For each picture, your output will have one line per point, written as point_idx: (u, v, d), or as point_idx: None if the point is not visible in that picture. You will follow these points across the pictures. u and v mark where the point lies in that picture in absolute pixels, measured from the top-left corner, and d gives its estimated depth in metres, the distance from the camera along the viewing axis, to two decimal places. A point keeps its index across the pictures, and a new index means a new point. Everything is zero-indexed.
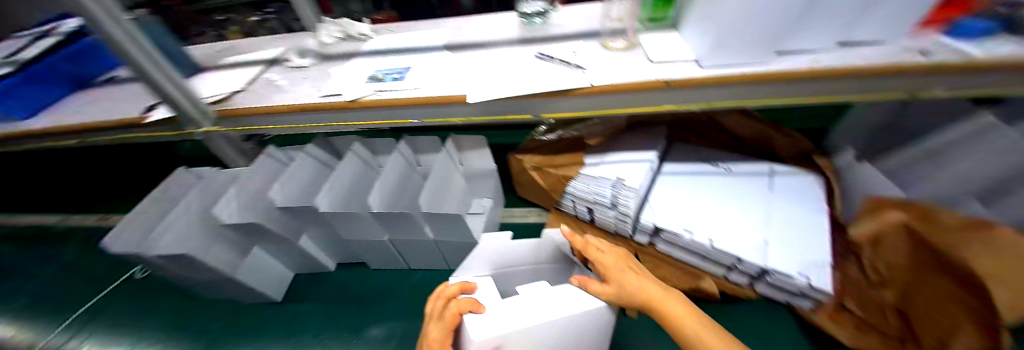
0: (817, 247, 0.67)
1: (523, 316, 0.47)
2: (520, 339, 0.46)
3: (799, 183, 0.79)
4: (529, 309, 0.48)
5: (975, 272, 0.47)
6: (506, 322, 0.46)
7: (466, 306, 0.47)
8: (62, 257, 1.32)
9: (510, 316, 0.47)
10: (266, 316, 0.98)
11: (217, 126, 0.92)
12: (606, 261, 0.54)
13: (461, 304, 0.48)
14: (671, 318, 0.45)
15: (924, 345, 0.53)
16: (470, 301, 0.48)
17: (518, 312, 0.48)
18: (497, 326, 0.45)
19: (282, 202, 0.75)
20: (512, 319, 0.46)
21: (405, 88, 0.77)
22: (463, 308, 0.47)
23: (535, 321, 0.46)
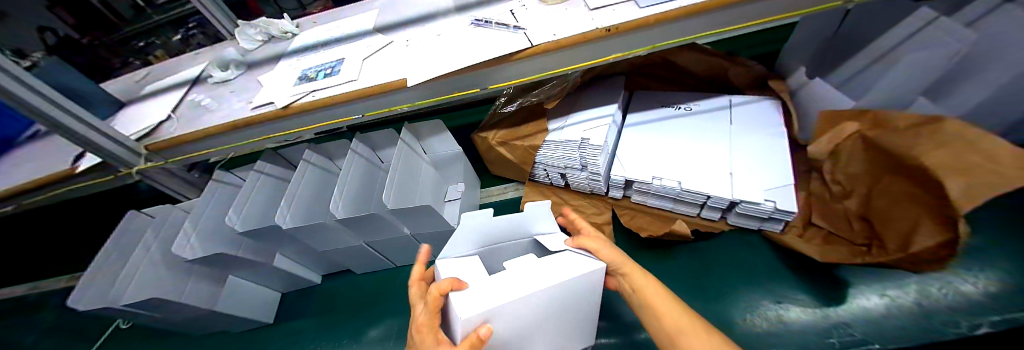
0: (780, 170, 0.68)
1: (507, 288, 0.45)
2: (506, 312, 0.45)
3: (759, 110, 0.79)
4: (514, 281, 0.47)
5: (925, 165, 0.48)
6: (491, 296, 0.44)
7: (448, 285, 0.44)
8: (30, 328, 1.23)
9: (494, 289, 0.45)
10: (264, 341, 0.95)
11: (153, 162, 0.83)
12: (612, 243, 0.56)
13: (442, 284, 0.43)
14: (658, 313, 0.49)
15: (890, 246, 0.56)
16: (451, 279, 0.44)
17: (503, 285, 0.46)
18: (483, 301, 0.43)
19: (243, 226, 0.69)
20: (496, 293, 0.45)
21: (340, 83, 0.71)
22: (446, 289, 0.43)
23: (520, 292, 0.45)
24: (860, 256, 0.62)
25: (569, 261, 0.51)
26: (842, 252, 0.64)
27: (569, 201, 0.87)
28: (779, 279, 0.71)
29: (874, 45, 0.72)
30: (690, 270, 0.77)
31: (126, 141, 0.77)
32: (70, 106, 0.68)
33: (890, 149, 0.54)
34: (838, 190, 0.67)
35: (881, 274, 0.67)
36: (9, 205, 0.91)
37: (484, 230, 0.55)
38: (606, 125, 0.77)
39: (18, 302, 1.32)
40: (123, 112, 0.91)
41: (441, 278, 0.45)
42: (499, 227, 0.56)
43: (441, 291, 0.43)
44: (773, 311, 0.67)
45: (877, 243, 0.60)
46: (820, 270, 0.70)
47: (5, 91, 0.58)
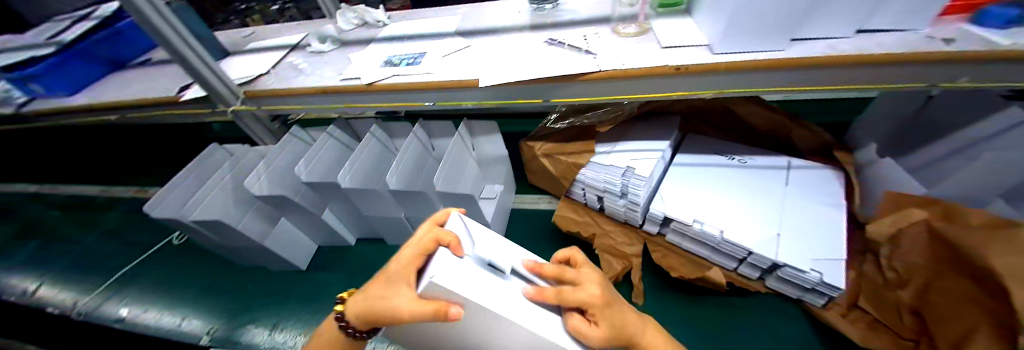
0: (833, 242, 0.66)
1: (492, 295, 0.39)
2: (479, 309, 0.39)
3: (816, 178, 0.78)
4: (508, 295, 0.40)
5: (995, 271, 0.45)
6: (475, 290, 0.38)
7: (449, 238, 0.42)
8: (97, 225, 1.41)
9: (481, 284, 0.39)
10: (293, 284, 1.03)
11: (246, 105, 0.95)
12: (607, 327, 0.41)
13: (443, 233, 0.43)
14: None
15: (939, 344, 0.53)
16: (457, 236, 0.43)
17: (491, 286, 0.40)
18: (464, 286, 0.38)
19: (307, 177, 0.78)
20: (480, 289, 0.39)
21: (419, 72, 0.79)
22: (443, 240, 0.42)
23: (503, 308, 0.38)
24: None
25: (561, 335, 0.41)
26: (882, 340, 0.60)
27: (600, 224, 0.87)
28: None
29: (959, 133, 0.68)
30: (712, 319, 0.75)
31: (230, 84, 0.90)
32: (195, 47, 0.81)
33: (958, 244, 0.51)
34: (893, 278, 0.62)
35: None
36: (117, 114, 1.07)
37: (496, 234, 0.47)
38: (654, 159, 0.78)
39: (94, 200, 1.52)
40: (232, 59, 1.06)
41: (446, 229, 0.44)
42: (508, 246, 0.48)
43: (440, 239, 0.43)
44: None
45: (927, 342, 0.56)
46: None
47: (146, 19, 0.71)
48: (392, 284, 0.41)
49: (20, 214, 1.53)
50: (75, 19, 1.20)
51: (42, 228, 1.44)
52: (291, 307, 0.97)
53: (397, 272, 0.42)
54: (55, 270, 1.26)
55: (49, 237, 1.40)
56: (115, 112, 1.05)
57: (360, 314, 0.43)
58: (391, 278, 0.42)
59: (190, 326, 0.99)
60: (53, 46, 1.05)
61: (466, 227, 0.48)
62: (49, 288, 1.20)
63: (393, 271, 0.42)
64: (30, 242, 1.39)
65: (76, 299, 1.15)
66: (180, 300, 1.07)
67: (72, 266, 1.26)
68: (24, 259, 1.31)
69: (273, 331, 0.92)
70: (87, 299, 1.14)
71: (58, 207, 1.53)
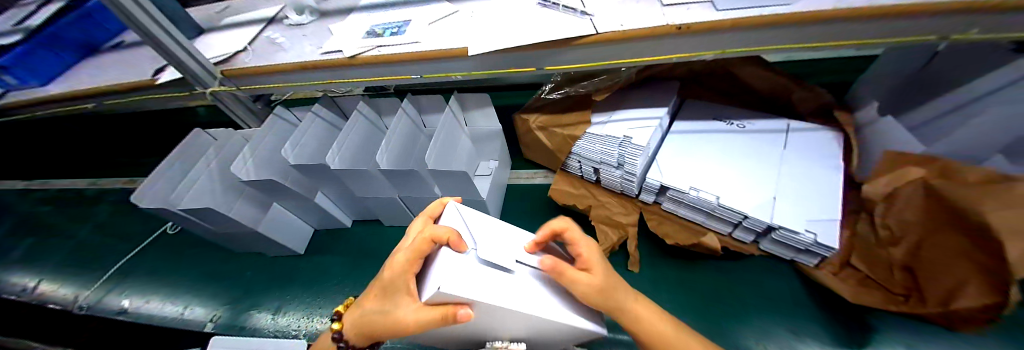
0: (828, 203, 0.65)
1: (494, 293, 0.37)
2: (492, 308, 0.38)
3: (817, 140, 0.76)
4: (511, 289, 0.39)
5: (992, 228, 0.44)
6: (479, 290, 0.36)
7: (446, 236, 0.40)
8: (89, 219, 1.40)
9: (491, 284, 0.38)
10: (294, 267, 1.04)
11: (224, 87, 0.90)
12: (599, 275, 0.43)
13: (439, 232, 0.41)
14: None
15: (931, 299, 0.54)
16: (454, 231, 0.41)
17: (491, 284, 0.38)
18: (469, 288, 0.36)
19: (294, 160, 0.76)
20: (483, 288, 0.37)
21: (404, 43, 0.74)
22: (440, 238, 0.40)
23: (508, 303, 0.37)
24: (894, 304, 0.61)
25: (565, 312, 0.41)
26: (874, 297, 0.62)
27: (596, 195, 0.86)
28: (803, 314, 0.69)
29: (962, 87, 0.65)
30: (701, 282, 0.77)
31: (208, 66, 0.85)
32: (162, 20, 0.76)
33: (949, 199, 0.51)
34: (885, 236, 0.62)
35: (912, 329, 0.63)
36: (92, 103, 1.02)
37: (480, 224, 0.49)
38: (652, 127, 0.75)
39: (83, 193, 1.49)
40: (206, 38, 1.00)
41: (443, 224, 0.42)
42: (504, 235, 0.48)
43: (435, 238, 0.40)
44: (787, 342, 0.66)
45: (918, 296, 0.57)
46: (848, 313, 0.67)
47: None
48: (394, 294, 0.41)
49: (11, 211, 1.51)
50: (32, 2, 1.12)
51: (35, 224, 1.43)
52: (293, 290, 0.98)
53: (397, 281, 0.41)
54: (53, 265, 1.26)
55: (43, 232, 1.39)
56: (89, 100, 1.00)
57: (366, 329, 0.43)
58: (393, 288, 0.41)
59: (195, 313, 1.01)
60: (22, 33, 0.99)
61: (462, 222, 0.49)
62: (51, 283, 1.21)
63: (393, 280, 0.41)
64: (25, 239, 1.38)
65: (80, 292, 1.16)
66: (182, 288, 1.08)
67: (71, 260, 1.26)
68: (23, 256, 1.31)
69: (277, 315, 0.94)
70: (90, 291, 1.15)
71: (47, 202, 1.51)
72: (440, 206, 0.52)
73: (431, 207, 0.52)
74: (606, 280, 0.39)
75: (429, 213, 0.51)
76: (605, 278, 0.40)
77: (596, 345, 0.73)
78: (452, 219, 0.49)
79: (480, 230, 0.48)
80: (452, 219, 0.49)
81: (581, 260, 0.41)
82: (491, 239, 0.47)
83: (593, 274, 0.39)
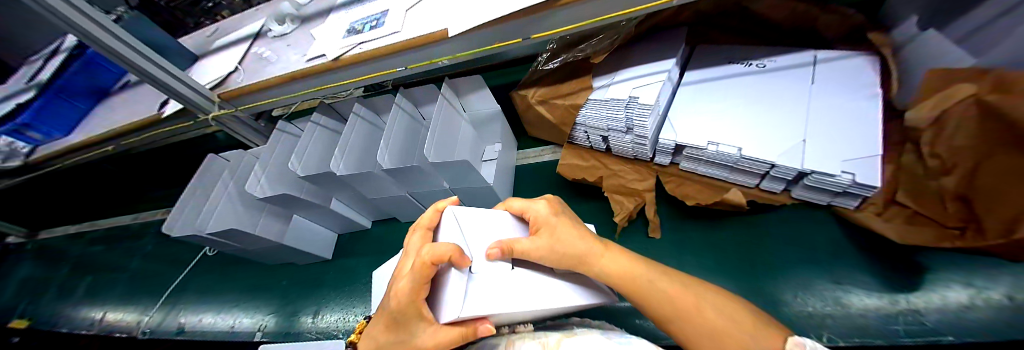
0: (868, 137, 0.59)
1: (504, 302, 0.42)
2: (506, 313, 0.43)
3: (848, 69, 0.68)
4: (517, 290, 0.45)
5: None
6: (491, 302, 0.42)
7: (450, 255, 0.38)
8: (138, 251, 1.52)
9: (503, 296, 0.43)
10: (324, 273, 1.08)
11: (225, 110, 0.92)
12: (562, 234, 0.45)
13: (442, 252, 0.38)
14: (660, 315, 0.42)
15: (987, 230, 0.49)
16: (456, 248, 0.39)
17: (498, 291, 0.44)
18: (483, 304, 0.41)
19: (303, 172, 0.76)
20: (497, 298, 0.42)
21: (385, 35, 0.72)
22: (443, 258, 0.38)
23: (515, 307, 0.42)
24: (948, 242, 0.55)
25: (565, 291, 0.47)
26: (924, 236, 0.57)
27: (608, 165, 0.82)
28: (844, 260, 0.65)
29: None
30: (725, 242, 0.73)
31: (204, 91, 0.86)
32: (155, 57, 0.76)
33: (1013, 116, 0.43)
34: (936, 165, 0.55)
35: (968, 263, 0.57)
36: (112, 145, 1.07)
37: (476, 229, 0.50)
38: (659, 83, 0.69)
39: (128, 228, 1.61)
40: (202, 63, 1.00)
41: (442, 242, 0.39)
42: (497, 234, 0.51)
43: (437, 258, 0.37)
44: (829, 292, 0.62)
45: (977, 229, 0.51)
46: (895, 256, 0.62)
47: (87, 34, 0.65)
48: (407, 323, 0.39)
49: (73, 252, 1.67)
50: (40, 57, 1.16)
51: (96, 260, 1.57)
52: (326, 293, 1.03)
53: (406, 311, 0.38)
54: (119, 295, 1.39)
55: (103, 268, 1.52)
56: (109, 142, 1.05)
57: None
58: (403, 317, 0.39)
59: (242, 325, 1.09)
60: (34, 90, 1.05)
61: (461, 230, 0.49)
62: (120, 312, 1.34)
63: (400, 309, 0.39)
64: (90, 276, 1.52)
65: (142, 317, 1.28)
66: (229, 302, 1.17)
67: (133, 289, 1.39)
68: (93, 291, 1.46)
69: (316, 318, 0.99)
70: (149, 316, 1.26)
71: (102, 240, 1.64)
72: (437, 214, 0.50)
73: (426, 216, 0.50)
74: (553, 236, 0.45)
75: (426, 223, 0.49)
76: (549, 236, 0.46)
77: (625, 316, 0.72)
78: (451, 228, 0.49)
79: (477, 236, 0.50)
80: (451, 229, 0.49)
81: (532, 225, 0.48)
82: (488, 239, 0.50)
83: (539, 237, 0.46)
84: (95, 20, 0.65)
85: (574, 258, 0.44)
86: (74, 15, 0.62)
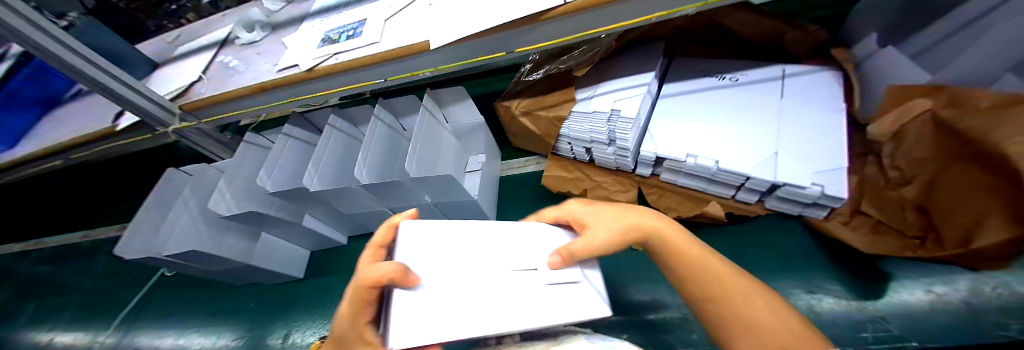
0: (834, 151, 0.62)
1: (463, 326, 0.38)
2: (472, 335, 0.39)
3: (814, 83, 0.73)
4: (484, 307, 0.40)
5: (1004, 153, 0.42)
6: (443, 327, 0.37)
7: (386, 274, 0.37)
8: (87, 272, 1.39)
9: (467, 318, 0.39)
10: (296, 292, 1.02)
11: (187, 123, 0.86)
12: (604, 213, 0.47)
13: (375, 273, 0.36)
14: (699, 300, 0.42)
15: (945, 239, 0.52)
16: (398, 268, 0.37)
17: (458, 310, 0.39)
18: (432, 331, 0.37)
19: (273, 188, 0.71)
20: (457, 321, 0.38)
21: (363, 45, 0.69)
22: (381, 279, 0.36)
23: (479, 330, 0.37)
24: (911, 250, 0.57)
25: (565, 297, 0.42)
26: (888, 244, 0.60)
27: (592, 176, 0.83)
28: (815, 268, 0.67)
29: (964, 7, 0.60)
30: None
31: (163, 102, 0.79)
32: (110, 67, 0.70)
33: (964, 131, 0.48)
34: (897, 177, 0.60)
35: (923, 268, 0.61)
36: (59, 159, 0.98)
37: (438, 245, 0.47)
38: (639, 96, 0.71)
39: (77, 247, 1.48)
40: (163, 71, 0.93)
41: (386, 261, 0.38)
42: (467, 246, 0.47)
43: (372, 280, 0.37)
44: (802, 300, 0.65)
45: (935, 238, 0.55)
46: (862, 263, 0.65)
47: (32, 43, 0.59)
48: (352, 344, 0.40)
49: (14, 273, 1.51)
50: None
51: (40, 282, 1.43)
52: (299, 314, 0.97)
53: (349, 331, 0.40)
54: (68, 319, 1.27)
55: (46, 292, 1.38)
56: (55, 157, 0.96)
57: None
58: (345, 338, 0.40)
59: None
60: None
61: (421, 247, 0.46)
62: (70, 334, 1.23)
63: (343, 331, 0.40)
64: (30, 301, 1.38)
65: (93, 342, 1.17)
66: (191, 326, 1.08)
67: (82, 313, 1.27)
68: (36, 316, 1.32)
69: (289, 341, 0.93)
70: (100, 343, 1.15)
71: (46, 260, 1.50)
72: (390, 230, 0.48)
73: (380, 234, 0.48)
74: (603, 221, 0.46)
75: (379, 241, 0.47)
76: (601, 221, 0.46)
77: (610, 330, 0.72)
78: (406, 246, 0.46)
79: (441, 249, 0.46)
80: (409, 246, 0.46)
81: (577, 222, 0.48)
82: (454, 249, 0.47)
83: (592, 225, 0.46)
84: (47, 32, 0.60)
85: (632, 233, 0.45)
86: (22, 25, 0.56)
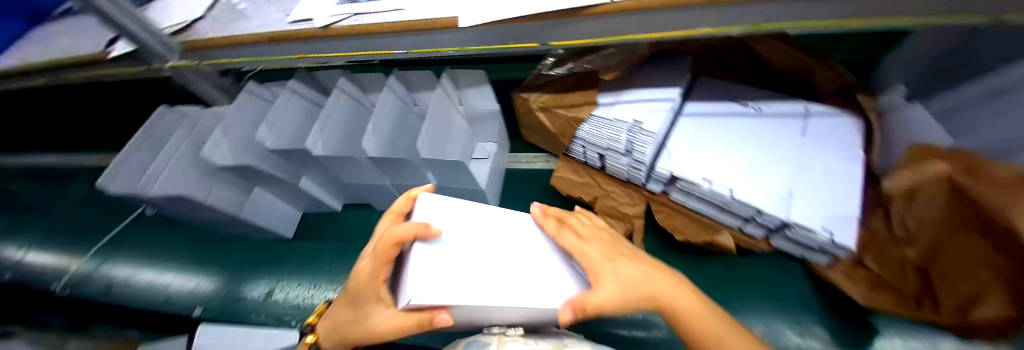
0: (846, 200, 0.63)
1: (470, 289, 0.36)
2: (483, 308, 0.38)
3: (836, 126, 0.71)
4: (495, 280, 0.39)
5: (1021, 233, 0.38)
6: (450, 289, 0.36)
7: (408, 233, 0.35)
8: (64, 198, 1.34)
9: (479, 285, 0.37)
10: (281, 253, 0.99)
11: (186, 61, 0.81)
12: (622, 271, 0.38)
13: (400, 232, 0.35)
14: None
15: (943, 308, 0.53)
16: (420, 225, 0.36)
17: (464, 275, 0.38)
18: (441, 291, 0.35)
19: (272, 144, 0.66)
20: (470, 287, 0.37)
21: (385, 10, 0.65)
22: (403, 237, 0.35)
23: (485, 299, 0.36)
24: (905, 308, 0.59)
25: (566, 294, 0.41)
26: (886, 301, 0.61)
27: (601, 184, 0.81)
28: (806, 309, 0.69)
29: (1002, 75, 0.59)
30: (709, 279, 0.75)
31: (162, 36, 0.74)
32: None
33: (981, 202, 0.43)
34: (901, 234, 0.58)
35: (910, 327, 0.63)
36: (45, 78, 0.92)
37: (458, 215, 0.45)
38: (662, 111, 0.70)
39: (57, 170, 1.42)
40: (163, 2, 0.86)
41: (408, 220, 0.37)
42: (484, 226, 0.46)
43: (395, 239, 0.35)
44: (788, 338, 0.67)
45: (930, 300, 0.56)
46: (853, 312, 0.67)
47: None
48: (366, 303, 0.39)
49: None
50: None
51: (14, 201, 1.37)
52: (283, 275, 0.95)
53: (366, 288, 0.39)
54: (37, 243, 1.23)
55: (19, 213, 1.33)
56: (39, 75, 0.90)
57: (337, 337, 0.44)
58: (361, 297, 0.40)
59: (182, 298, 0.98)
60: None
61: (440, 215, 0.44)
62: (44, 255, 1.19)
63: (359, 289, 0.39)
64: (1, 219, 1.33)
65: (65, 268, 1.14)
66: (166, 269, 1.05)
67: (53, 241, 1.22)
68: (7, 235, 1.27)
69: (269, 300, 0.92)
70: (68, 273, 1.12)
71: (23, 179, 1.44)
72: (411, 201, 0.47)
73: (399, 203, 0.47)
74: (619, 276, 0.37)
75: (399, 209, 0.46)
76: (617, 269, 0.39)
77: (598, 338, 0.73)
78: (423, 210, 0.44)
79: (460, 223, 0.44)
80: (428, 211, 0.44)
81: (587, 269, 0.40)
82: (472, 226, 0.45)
83: (605, 281, 0.37)
84: None
85: (643, 298, 0.38)
86: None
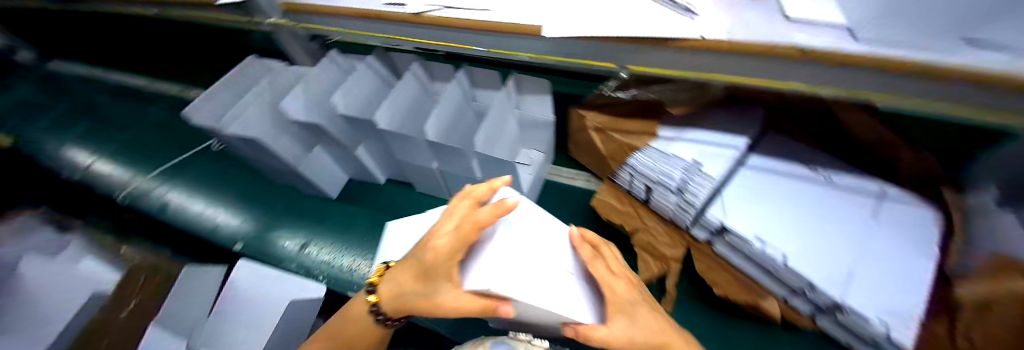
0: (912, 295, 0.57)
1: (523, 282, 0.43)
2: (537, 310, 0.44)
3: (914, 215, 0.65)
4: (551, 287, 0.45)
5: None
6: (515, 284, 0.42)
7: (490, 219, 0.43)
8: (148, 119, 1.49)
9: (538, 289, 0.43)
10: (320, 211, 1.05)
11: (285, 21, 0.88)
12: (639, 318, 0.43)
13: (483, 217, 0.43)
14: None
15: None
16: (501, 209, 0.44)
17: (515, 268, 0.45)
18: (508, 284, 0.42)
19: (344, 109, 0.71)
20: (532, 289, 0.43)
21: (473, 8, 0.67)
22: (487, 220, 0.43)
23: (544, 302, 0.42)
24: None
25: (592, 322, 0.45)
26: None
27: (643, 216, 0.77)
28: None
29: None
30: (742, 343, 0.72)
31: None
32: None
33: None
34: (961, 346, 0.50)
35: None
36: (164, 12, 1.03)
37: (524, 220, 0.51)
38: (726, 159, 0.68)
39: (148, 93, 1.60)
40: None
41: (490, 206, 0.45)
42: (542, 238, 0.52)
43: (480, 223, 0.43)
44: None
45: None
46: None
47: None
48: (437, 280, 0.45)
49: (91, 100, 1.66)
50: None
51: (109, 113, 1.56)
52: (319, 232, 1.00)
53: (440, 266, 0.44)
54: (118, 153, 1.37)
55: (110, 123, 1.50)
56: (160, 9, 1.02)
57: (403, 303, 0.50)
58: (434, 272, 0.45)
59: (228, 231, 1.06)
60: None
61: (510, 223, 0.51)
62: (119, 165, 1.32)
63: (434, 264, 0.45)
64: (94, 125, 1.50)
65: (130, 183, 1.26)
66: (218, 201, 1.14)
67: (130, 153, 1.36)
68: (94, 141, 1.43)
69: (303, 252, 0.98)
70: (135, 184, 1.24)
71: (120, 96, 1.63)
72: (490, 191, 0.51)
73: (479, 190, 0.51)
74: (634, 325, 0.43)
75: (478, 196, 0.50)
76: (633, 317, 0.43)
77: None
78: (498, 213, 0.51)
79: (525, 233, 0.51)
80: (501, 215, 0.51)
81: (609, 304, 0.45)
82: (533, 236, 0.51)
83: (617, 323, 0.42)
84: None
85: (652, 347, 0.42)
86: None
